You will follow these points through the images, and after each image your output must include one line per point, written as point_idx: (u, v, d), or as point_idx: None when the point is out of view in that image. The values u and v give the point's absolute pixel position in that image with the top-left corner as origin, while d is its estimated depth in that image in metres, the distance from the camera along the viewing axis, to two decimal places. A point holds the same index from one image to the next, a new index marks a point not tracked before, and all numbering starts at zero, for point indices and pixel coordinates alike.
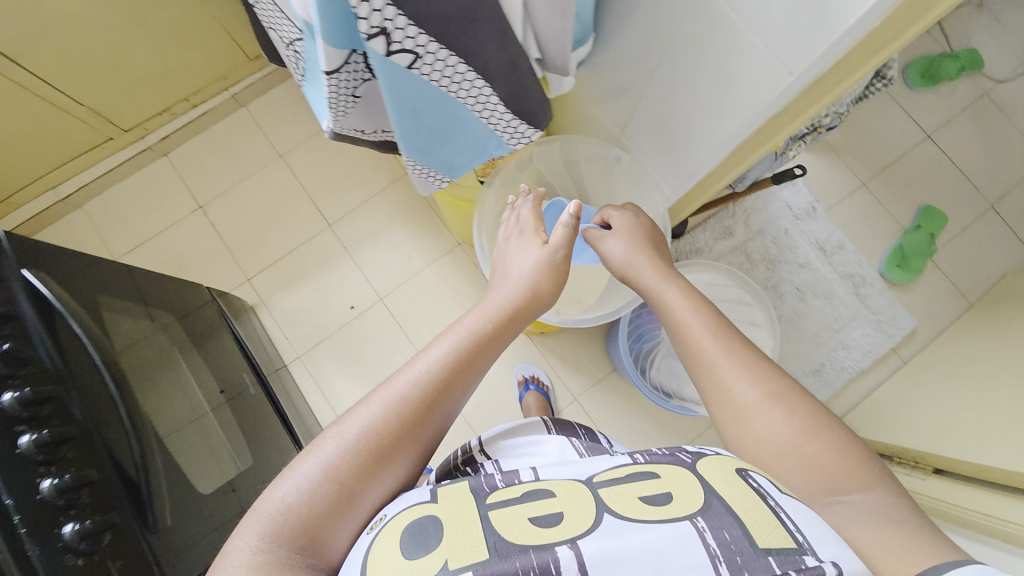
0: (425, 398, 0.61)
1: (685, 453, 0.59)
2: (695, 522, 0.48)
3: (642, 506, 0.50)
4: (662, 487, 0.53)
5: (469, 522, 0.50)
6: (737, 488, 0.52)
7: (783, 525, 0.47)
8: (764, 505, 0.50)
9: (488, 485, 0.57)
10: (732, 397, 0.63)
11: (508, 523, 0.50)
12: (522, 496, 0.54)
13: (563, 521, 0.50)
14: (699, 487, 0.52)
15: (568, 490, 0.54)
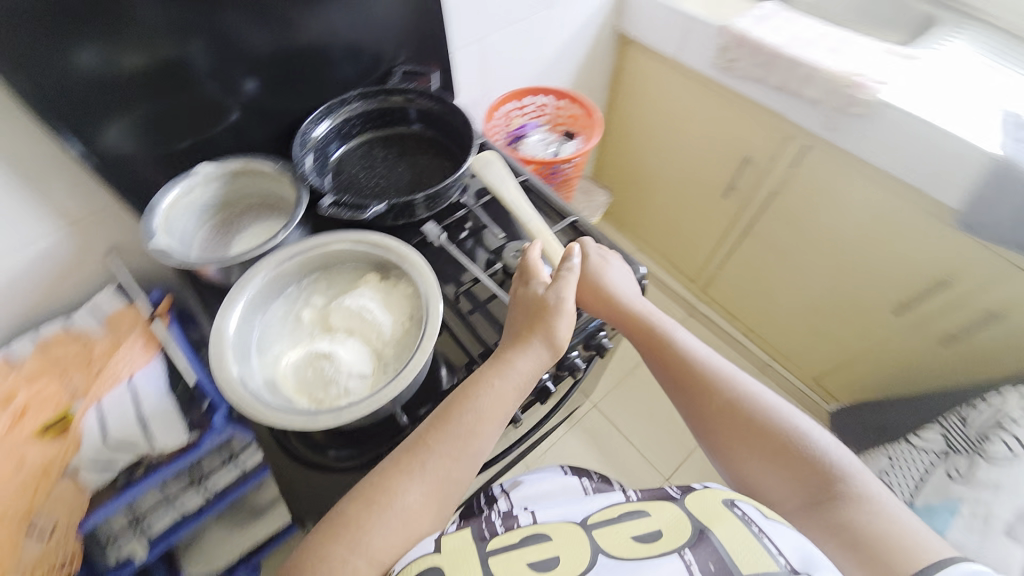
0: (405, 462, 0.55)
1: (672, 488, 0.62)
2: (682, 553, 0.51)
3: (628, 548, 0.52)
4: (653, 524, 0.54)
5: (469, 569, 0.49)
6: (729, 513, 0.55)
7: (767, 549, 0.50)
8: (747, 531, 0.52)
9: (488, 530, 0.54)
10: (712, 407, 0.67)
11: (506, 565, 0.50)
12: (517, 541, 0.53)
13: (561, 565, 0.50)
14: (686, 524, 0.54)
15: (564, 532, 0.54)
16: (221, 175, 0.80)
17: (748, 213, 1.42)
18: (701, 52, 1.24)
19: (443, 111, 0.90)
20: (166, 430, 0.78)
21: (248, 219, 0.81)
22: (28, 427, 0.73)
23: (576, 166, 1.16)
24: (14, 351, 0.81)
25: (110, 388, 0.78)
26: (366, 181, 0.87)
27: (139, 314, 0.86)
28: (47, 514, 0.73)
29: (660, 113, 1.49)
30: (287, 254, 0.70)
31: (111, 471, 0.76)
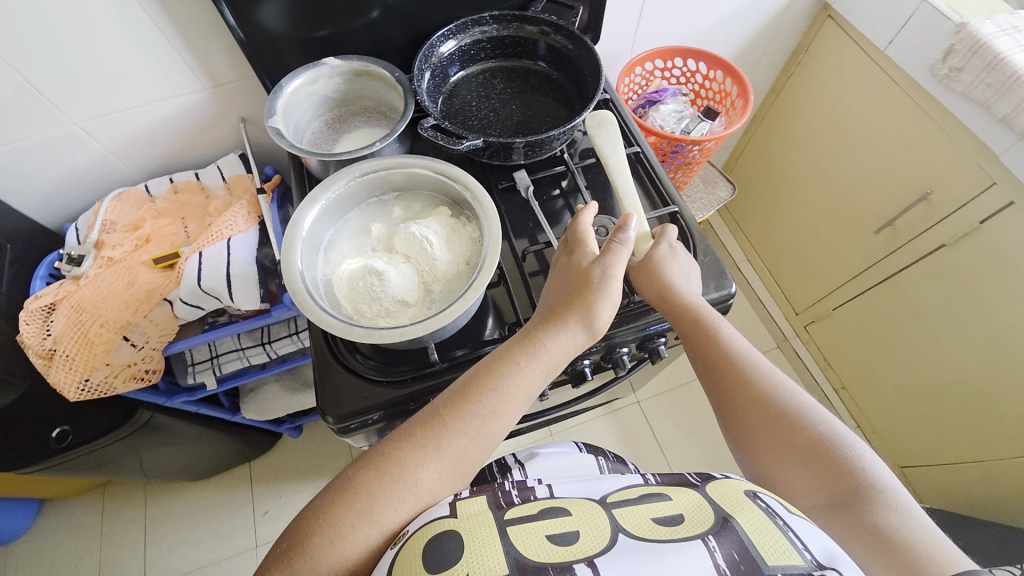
0: (421, 434, 0.53)
1: (691, 475, 0.57)
2: (705, 540, 0.44)
3: (655, 528, 0.46)
4: (672, 507, 0.49)
5: (487, 533, 0.46)
6: (757, 506, 0.48)
7: (792, 544, 0.44)
8: (771, 523, 0.46)
9: (503, 498, 0.52)
10: (740, 399, 0.58)
11: (528, 538, 0.46)
12: (536, 513, 0.49)
13: (581, 539, 0.46)
14: (703, 508, 0.48)
15: (582, 507, 0.50)
16: (346, 71, 0.80)
17: (897, 254, 1.19)
18: (922, 53, 1.00)
19: (574, 53, 0.82)
20: (244, 291, 0.85)
21: (359, 122, 0.81)
22: (146, 253, 0.84)
23: (704, 149, 1.01)
24: (150, 188, 0.93)
25: (214, 242, 0.85)
26: (476, 111, 0.83)
27: (252, 182, 0.94)
28: (140, 330, 0.83)
29: (833, 114, 1.25)
30: (374, 167, 0.70)
31: (199, 309, 0.85)
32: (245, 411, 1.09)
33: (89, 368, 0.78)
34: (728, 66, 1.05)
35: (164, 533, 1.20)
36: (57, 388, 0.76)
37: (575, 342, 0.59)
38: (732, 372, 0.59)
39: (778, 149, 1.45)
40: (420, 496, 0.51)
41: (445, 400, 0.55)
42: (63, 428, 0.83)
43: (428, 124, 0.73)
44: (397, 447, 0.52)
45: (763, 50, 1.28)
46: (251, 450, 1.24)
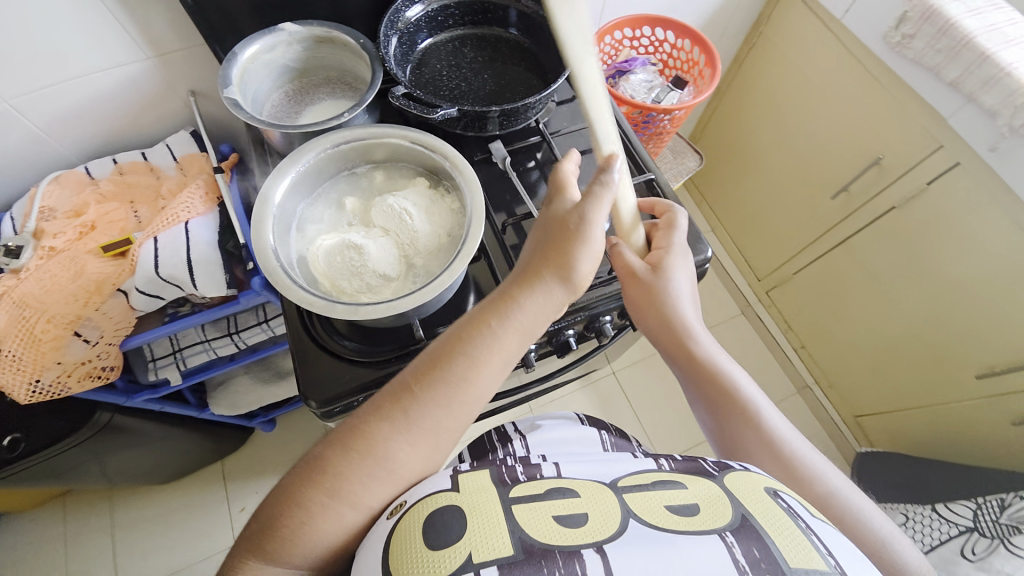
0: (388, 405, 0.48)
1: (707, 462, 0.55)
2: (722, 535, 0.43)
3: (667, 516, 0.45)
4: (689, 497, 0.47)
5: (491, 511, 0.44)
6: (778, 505, 0.47)
7: (815, 547, 0.43)
8: (793, 525, 0.45)
9: (509, 476, 0.50)
10: (726, 406, 0.61)
11: (534, 517, 0.44)
12: (543, 493, 0.47)
13: (589, 523, 0.44)
14: (722, 503, 0.47)
15: (591, 490, 0.48)
16: (305, 39, 0.73)
17: (849, 219, 1.21)
18: (874, 20, 1.00)
19: (545, 19, 0.78)
20: (208, 277, 0.78)
21: (323, 94, 0.76)
22: (92, 241, 0.76)
23: (676, 118, 0.98)
24: (91, 170, 0.85)
25: (169, 227, 0.78)
26: (447, 81, 0.77)
27: (207, 161, 0.88)
28: (92, 324, 0.75)
29: (791, 83, 1.24)
30: (344, 137, 0.64)
31: (158, 299, 0.78)
32: (214, 407, 1.03)
33: (38, 367, 0.72)
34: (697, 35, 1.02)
35: (132, 543, 1.14)
36: (4, 391, 0.71)
37: (551, 302, 0.54)
38: (719, 383, 0.62)
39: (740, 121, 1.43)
40: (397, 474, 0.47)
41: (421, 369, 0.50)
42: (14, 437, 0.78)
43: (398, 91, 0.67)
44: (366, 424, 0.47)
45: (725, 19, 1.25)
46: (221, 449, 1.19)
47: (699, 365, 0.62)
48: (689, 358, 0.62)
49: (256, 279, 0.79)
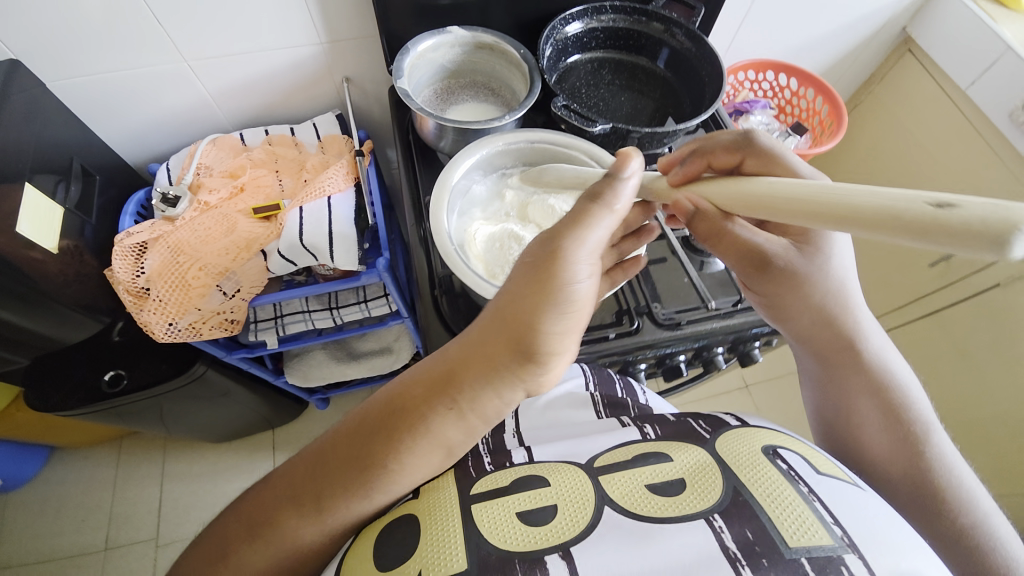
0: (297, 489, 0.43)
1: (698, 422, 0.52)
2: (710, 519, 0.40)
3: (651, 506, 0.42)
4: (674, 472, 0.44)
5: (445, 514, 0.42)
6: (775, 469, 0.43)
7: (816, 514, 0.39)
8: (792, 491, 0.41)
9: (474, 469, 0.48)
10: (836, 362, 0.50)
11: (493, 517, 0.42)
12: (508, 487, 0.44)
13: (557, 519, 0.41)
14: (707, 475, 0.43)
15: (561, 474, 0.45)
16: (468, 42, 0.69)
17: (943, 291, 1.06)
18: (1000, 94, 0.88)
19: (695, 56, 0.73)
20: (345, 253, 0.68)
21: (467, 96, 0.73)
22: (243, 203, 0.71)
23: (791, 165, 0.90)
24: (245, 137, 0.77)
25: (315, 199, 0.70)
26: (586, 98, 0.74)
27: (348, 144, 0.78)
28: (233, 277, 0.68)
29: (900, 148, 1.10)
30: (514, 139, 0.58)
31: (293, 267, 0.69)
32: (289, 375, 1.08)
33: (180, 311, 0.66)
34: (822, 85, 0.90)
35: (183, 493, 1.29)
36: (145, 328, 0.65)
37: (498, 379, 0.43)
38: (834, 345, 0.50)
39: (832, 181, 1.28)
40: (323, 522, 0.43)
41: (373, 419, 0.44)
42: (117, 373, 0.86)
43: (555, 104, 0.63)
44: (308, 461, 0.45)
45: (839, 74, 1.14)
46: (274, 418, 1.31)
47: (859, 375, 0.49)
48: (852, 363, 0.50)
49: (381, 260, 0.72)
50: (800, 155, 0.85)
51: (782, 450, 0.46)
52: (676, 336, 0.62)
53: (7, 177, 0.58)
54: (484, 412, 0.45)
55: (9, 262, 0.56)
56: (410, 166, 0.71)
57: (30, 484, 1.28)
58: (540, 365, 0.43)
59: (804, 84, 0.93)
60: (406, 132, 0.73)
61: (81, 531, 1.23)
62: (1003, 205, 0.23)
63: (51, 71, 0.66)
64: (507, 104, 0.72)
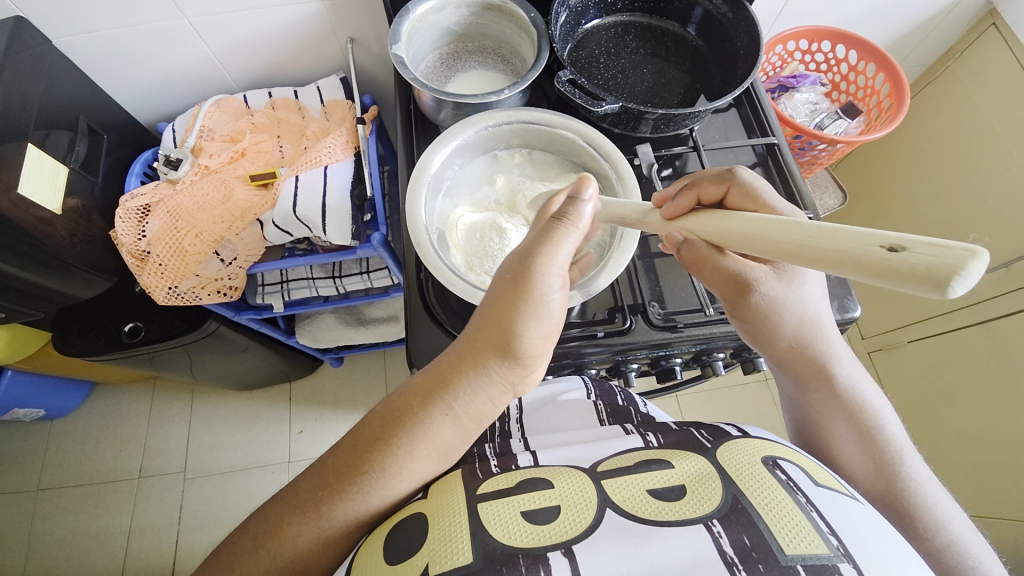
0: (303, 497, 0.42)
1: (700, 431, 0.49)
2: (709, 524, 0.38)
3: (653, 511, 0.39)
4: (675, 478, 0.42)
5: (451, 512, 0.41)
6: (776, 478, 0.41)
7: (813, 524, 0.36)
8: (789, 499, 0.38)
9: (480, 471, 0.47)
10: (809, 383, 0.49)
11: (498, 514, 0.41)
12: (513, 488, 0.43)
13: (560, 519, 0.40)
14: (709, 481, 0.41)
15: (566, 477, 0.44)
16: (475, 2, 0.63)
17: (999, 299, 0.93)
18: None
19: (731, 23, 0.64)
20: (338, 227, 0.67)
21: (474, 63, 0.68)
22: (241, 168, 0.70)
23: (835, 152, 0.80)
24: (249, 99, 0.76)
25: (311, 168, 0.69)
26: (603, 69, 0.67)
27: (350, 109, 0.75)
28: (230, 245, 0.69)
29: (969, 135, 0.97)
30: (508, 118, 0.54)
31: (289, 237, 0.69)
32: (300, 336, 1.11)
33: (179, 276, 0.67)
34: (883, 58, 0.78)
35: (206, 434, 1.37)
36: (146, 290, 0.66)
37: (481, 377, 0.44)
38: (808, 366, 0.49)
39: (886, 165, 1.14)
40: (335, 524, 0.42)
41: (370, 431, 0.44)
42: (135, 325, 0.90)
43: (561, 78, 0.58)
44: (311, 476, 0.44)
45: (911, 44, 0.99)
46: (289, 374, 1.37)
47: (828, 398, 0.48)
48: (823, 385, 0.48)
49: (376, 235, 0.70)
50: (845, 142, 0.76)
51: (783, 461, 0.43)
52: (671, 339, 0.58)
53: (10, 137, 0.58)
54: (478, 414, 0.45)
55: (16, 223, 0.58)
56: (409, 138, 0.67)
57: (72, 414, 1.40)
58: (521, 364, 0.44)
59: (862, 56, 0.82)
60: (409, 101, 0.69)
61: (118, 460, 1.35)
62: (940, 249, 0.25)
63: (54, 27, 0.65)
64: (515, 73, 0.66)
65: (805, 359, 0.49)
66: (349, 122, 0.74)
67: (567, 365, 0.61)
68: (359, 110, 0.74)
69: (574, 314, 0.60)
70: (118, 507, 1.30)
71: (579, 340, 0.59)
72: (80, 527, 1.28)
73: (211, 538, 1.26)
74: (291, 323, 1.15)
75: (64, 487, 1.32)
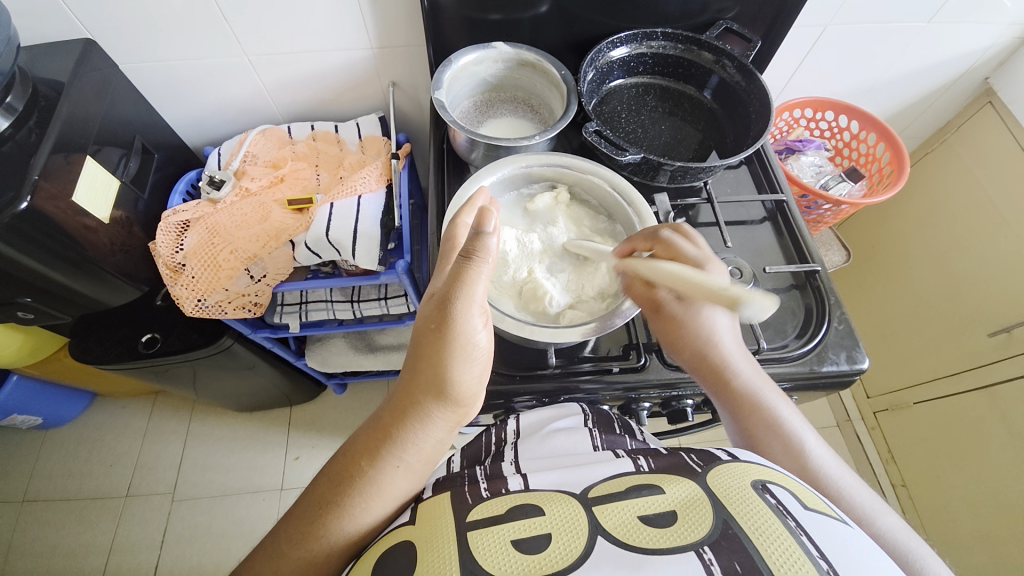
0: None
1: (690, 456, 0.49)
2: (700, 551, 0.37)
3: (646, 537, 0.39)
4: (666, 504, 0.41)
5: (444, 541, 0.40)
6: (766, 504, 0.40)
7: (803, 550, 0.36)
8: (779, 525, 0.37)
9: (471, 495, 0.46)
10: (720, 387, 0.52)
11: (488, 545, 0.39)
12: (502, 517, 0.41)
13: (551, 547, 0.39)
14: (700, 506, 0.40)
15: (558, 504, 0.43)
16: (511, 58, 0.69)
17: (1002, 364, 0.95)
18: None
19: (745, 90, 0.70)
20: (367, 252, 0.71)
21: (506, 111, 0.73)
22: (280, 192, 0.74)
23: (839, 213, 0.85)
24: (292, 130, 0.81)
25: (345, 197, 0.73)
26: (625, 124, 0.73)
27: (386, 145, 0.80)
28: (261, 263, 0.72)
29: (967, 206, 1.02)
30: (540, 161, 0.60)
31: (318, 259, 0.72)
32: (309, 358, 1.12)
33: (209, 289, 0.69)
34: (884, 129, 0.84)
35: (201, 454, 1.35)
36: (176, 301, 0.69)
37: (426, 425, 0.45)
38: (706, 370, 0.52)
39: (888, 228, 1.19)
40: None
41: (323, 496, 0.43)
42: (153, 336, 0.91)
43: (589, 129, 0.62)
44: (265, 552, 0.42)
45: (909, 119, 1.06)
46: (292, 397, 1.37)
47: (731, 403, 0.51)
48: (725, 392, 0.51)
49: (402, 262, 0.73)
50: (849, 203, 0.81)
51: (767, 485, 0.42)
52: (682, 378, 0.60)
53: (73, 149, 0.63)
54: (426, 451, 0.46)
55: (66, 229, 0.61)
56: (440, 175, 0.71)
57: (70, 424, 1.39)
58: (459, 399, 0.45)
59: (865, 127, 0.88)
60: (443, 141, 0.74)
61: (108, 475, 1.32)
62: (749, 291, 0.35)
63: (125, 55, 0.71)
64: (544, 123, 0.72)
65: (702, 362, 0.52)
66: (384, 156, 0.79)
67: (578, 399, 0.62)
68: (394, 147, 0.79)
69: (587, 349, 0.63)
70: (100, 525, 1.26)
71: (593, 374, 0.61)
72: (59, 544, 1.23)
73: (192, 565, 1.21)
74: (301, 345, 1.16)
75: (50, 500, 1.29)
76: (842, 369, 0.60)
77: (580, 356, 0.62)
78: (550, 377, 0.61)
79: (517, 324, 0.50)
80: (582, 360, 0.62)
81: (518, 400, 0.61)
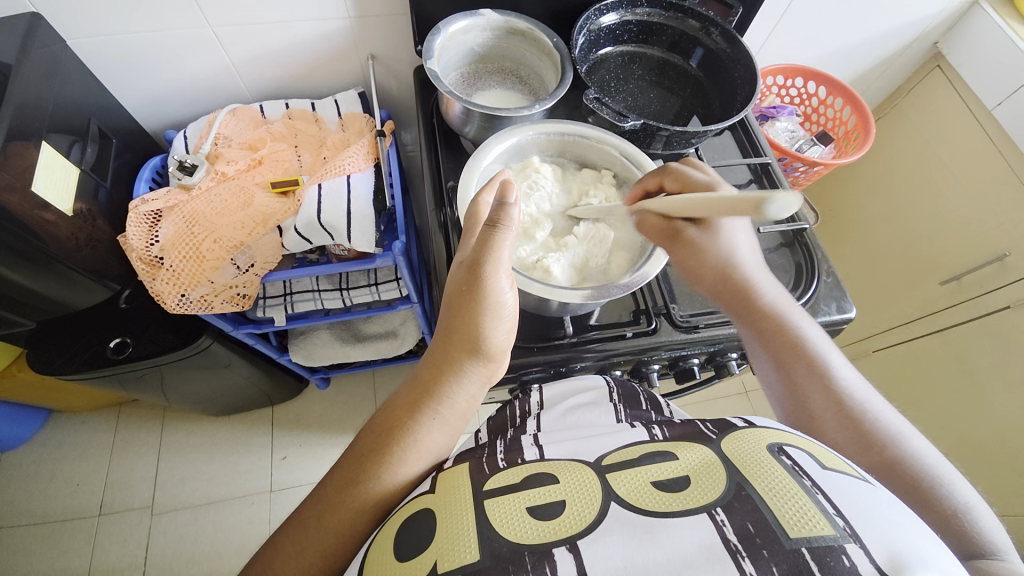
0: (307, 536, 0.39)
1: (706, 424, 0.46)
2: (712, 512, 0.35)
3: (658, 503, 0.36)
4: (679, 469, 0.39)
5: (463, 507, 0.38)
6: (780, 464, 0.38)
7: (816, 506, 0.34)
8: (794, 484, 0.36)
9: (487, 465, 0.43)
10: (753, 312, 0.54)
11: (505, 512, 0.37)
12: (519, 483, 0.40)
13: (564, 515, 0.37)
14: (715, 470, 0.38)
15: (572, 472, 0.41)
16: (500, 26, 0.68)
17: (954, 309, 1.03)
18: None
19: (729, 57, 0.71)
20: (362, 234, 0.68)
21: (494, 82, 0.71)
22: (260, 175, 0.70)
23: (812, 174, 0.89)
24: (265, 109, 0.76)
25: (333, 177, 0.69)
26: (614, 93, 0.73)
27: (369, 122, 0.77)
28: (248, 252, 0.67)
29: (919, 165, 1.10)
30: (548, 128, 0.60)
31: (308, 244, 0.68)
32: (293, 353, 1.07)
33: (193, 282, 0.65)
34: (849, 94, 0.89)
35: (178, 463, 1.28)
36: (156, 298, 0.64)
37: (461, 381, 0.45)
38: (737, 296, 0.55)
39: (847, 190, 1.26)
40: (352, 540, 0.39)
41: (364, 455, 0.42)
42: (123, 340, 0.85)
43: (587, 96, 0.62)
44: (308, 511, 0.41)
45: (866, 85, 1.12)
46: (274, 396, 1.31)
47: (769, 321, 0.53)
48: (755, 312, 0.53)
49: (398, 243, 0.70)
50: (822, 165, 0.85)
51: (783, 448, 0.40)
52: (691, 339, 0.62)
53: (26, 137, 0.56)
54: (462, 409, 0.46)
55: (23, 222, 0.55)
56: (432, 149, 0.69)
57: (26, 446, 1.28)
58: (492, 357, 0.45)
59: (832, 92, 0.92)
60: (431, 114, 0.72)
61: (76, 495, 1.23)
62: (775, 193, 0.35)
63: (71, 29, 0.64)
64: (536, 94, 0.71)
65: (733, 288, 0.55)
66: (369, 134, 0.75)
67: (591, 366, 0.63)
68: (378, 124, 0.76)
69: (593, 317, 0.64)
70: (74, 548, 1.18)
71: (606, 341, 0.62)
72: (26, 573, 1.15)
73: None
74: (283, 340, 1.11)
75: (11, 528, 1.19)
76: (833, 319, 0.64)
77: (590, 324, 0.63)
78: (564, 347, 0.61)
79: (546, 290, 0.51)
80: (593, 329, 0.63)
81: (534, 373, 0.62)
